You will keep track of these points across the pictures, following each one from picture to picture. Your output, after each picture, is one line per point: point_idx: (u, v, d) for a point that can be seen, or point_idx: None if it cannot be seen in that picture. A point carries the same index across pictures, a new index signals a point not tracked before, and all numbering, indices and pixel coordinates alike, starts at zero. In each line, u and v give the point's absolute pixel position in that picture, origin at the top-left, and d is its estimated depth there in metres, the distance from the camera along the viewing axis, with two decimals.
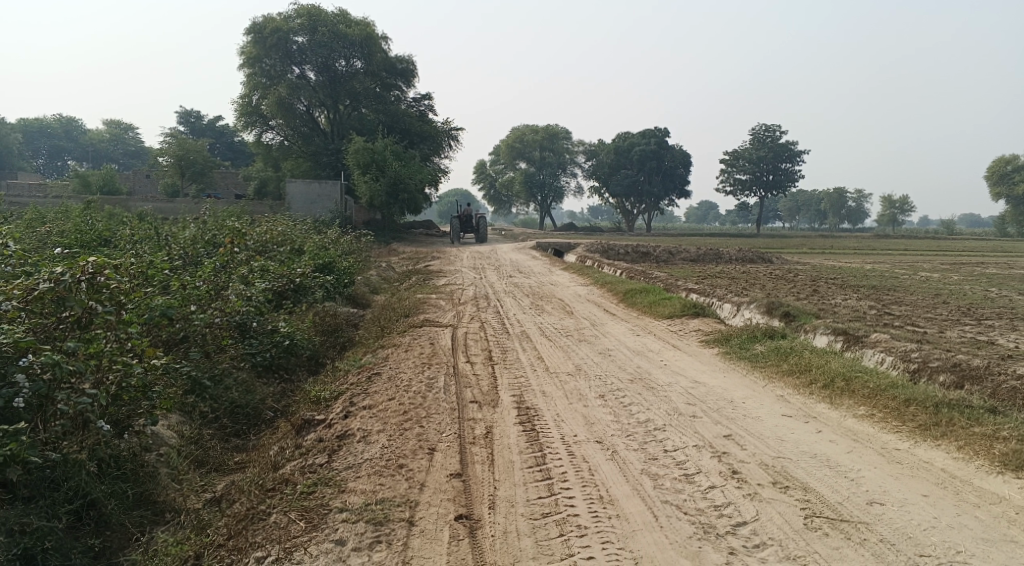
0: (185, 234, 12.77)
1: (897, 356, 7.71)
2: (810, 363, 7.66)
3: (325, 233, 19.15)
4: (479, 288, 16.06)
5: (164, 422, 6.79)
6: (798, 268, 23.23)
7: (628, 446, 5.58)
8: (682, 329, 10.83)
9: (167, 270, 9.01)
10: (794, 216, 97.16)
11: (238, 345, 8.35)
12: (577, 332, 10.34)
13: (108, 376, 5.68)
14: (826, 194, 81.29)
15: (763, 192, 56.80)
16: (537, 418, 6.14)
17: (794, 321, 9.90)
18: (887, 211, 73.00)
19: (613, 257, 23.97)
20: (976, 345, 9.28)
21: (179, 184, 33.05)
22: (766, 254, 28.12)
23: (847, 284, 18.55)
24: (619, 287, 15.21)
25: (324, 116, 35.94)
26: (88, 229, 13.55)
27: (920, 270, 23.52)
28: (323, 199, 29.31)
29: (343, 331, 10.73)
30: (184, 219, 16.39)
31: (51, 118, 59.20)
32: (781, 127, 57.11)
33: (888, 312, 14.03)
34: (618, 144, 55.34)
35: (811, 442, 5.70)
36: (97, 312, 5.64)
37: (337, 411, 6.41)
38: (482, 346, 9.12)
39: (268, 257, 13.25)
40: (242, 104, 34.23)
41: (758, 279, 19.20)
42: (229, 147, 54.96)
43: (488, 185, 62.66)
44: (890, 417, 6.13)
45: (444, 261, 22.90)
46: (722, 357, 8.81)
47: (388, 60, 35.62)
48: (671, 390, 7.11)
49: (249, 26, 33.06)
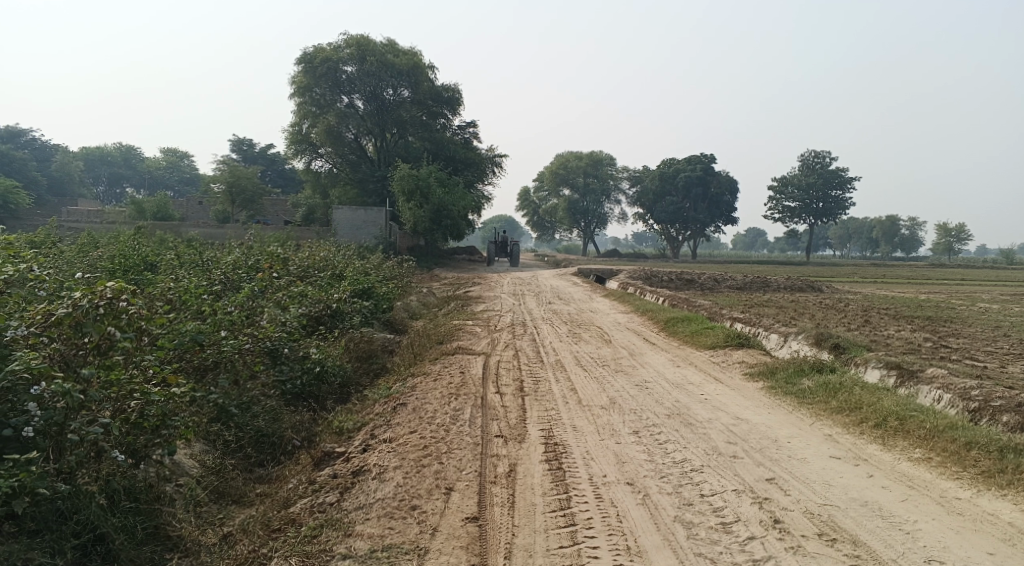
0: (226, 258, 12.84)
1: (956, 394, 7.19)
2: (861, 400, 7.18)
3: (367, 258, 19.17)
4: (517, 315, 15.82)
5: (186, 451, 6.68)
6: (849, 298, 22.46)
7: (660, 490, 5.23)
8: (724, 360, 10.41)
9: (203, 295, 8.99)
10: (845, 244, 94.84)
11: (268, 371, 8.22)
12: (615, 362, 9.98)
13: (127, 405, 5.61)
14: (878, 222, 79.24)
15: (812, 220, 55.54)
16: (564, 456, 5.83)
17: (843, 353, 9.39)
18: (943, 239, 70.61)
19: (657, 285, 23.53)
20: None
21: (230, 211, 33.68)
22: (815, 282, 27.29)
23: (901, 315, 17.79)
24: (660, 316, 14.80)
25: (371, 143, 36.37)
26: (135, 253, 13.73)
27: (978, 301, 22.50)
28: (368, 225, 29.54)
29: (377, 357, 10.57)
30: (229, 244, 16.55)
31: (111, 146, 61.26)
32: (830, 154, 56.00)
33: (945, 344, 13.36)
34: (663, 170, 54.90)
35: (861, 488, 5.25)
36: (115, 339, 5.55)
37: (357, 444, 6.20)
38: (514, 376, 8.83)
39: (307, 282, 13.24)
40: (292, 132, 34.95)
41: (806, 308, 18.55)
42: (279, 174, 56.19)
43: (532, 211, 62.64)
44: (948, 461, 5.65)
45: (485, 286, 22.77)
46: (766, 391, 8.36)
47: (434, 88, 35.94)
48: (709, 427, 6.71)
49: (300, 56, 33.79)
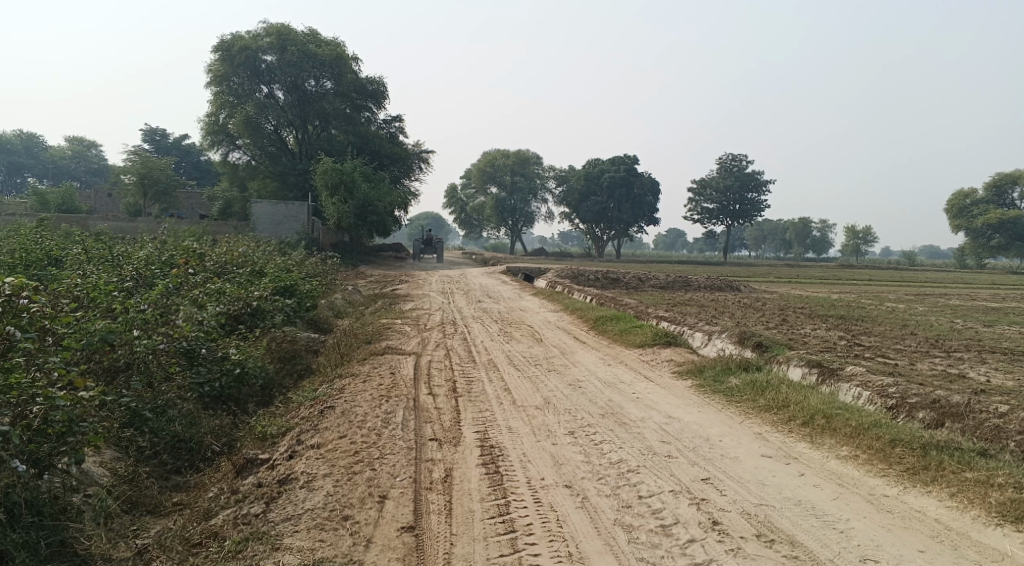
0: (138, 254, 12.13)
1: (875, 391, 7.43)
2: (787, 398, 7.32)
3: (289, 255, 18.55)
4: (446, 313, 15.59)
5: (94, 459, 6.22)
6: (766, 297, 23.18)
7: (599, 492, 5.16)
8: (653, 359, 10.48)
9: (113, 292, 8.44)
10: (760, 245, 98.40)
11: (184, 373, 7.76)
12: (546, 361, 9.90)
13: (30, 410, 5.18)
14: (791, 224, 82.41)
15: (730, 221, 57.27)
16: (501, 459, 5.70)
17: (767, 352, 9.60)
18: (851, 241, 73.97)
19: (583, 283, 23.71)
20: (951, 378, 9.04)
21: (142, 204, 32.13)
22: (734, 282, 28.03)
23: (816, 314, 18.46)
24: (588, 314, 14.86)
25: (292, 136, 35.34)
26: (36, 247, 12.84)
27: (885, 300, 23.57)
28: (290, 220, 28.68)
29: (301, 357, 10.18)
30: (141, 238, 15.69)
31: (11, 133, 57.48)
32: (748, 158, 57.85)
33: (857, 342, 13.91)
34: (588, 171, 55.53)
35: (795, 487, 5.32)
36: (15, 339, 5.11)
37: (283, 450, 5.89)
38: (445, 376, 8.64)
39: (226, 279, 12.66)
40: (209, 122, 33.59)
41: (727, 307, 19.01)
42: (196, 166, 54.02)
43: (458, 209, 62.32)
44: (874, 458, 5.80)
45: (412, 284, 22.42)
46: (695, 389, 8.44)
47: (359, 81, 35.20)
48: (644, 426, 6.70)
49: (216, 44, 32.47)
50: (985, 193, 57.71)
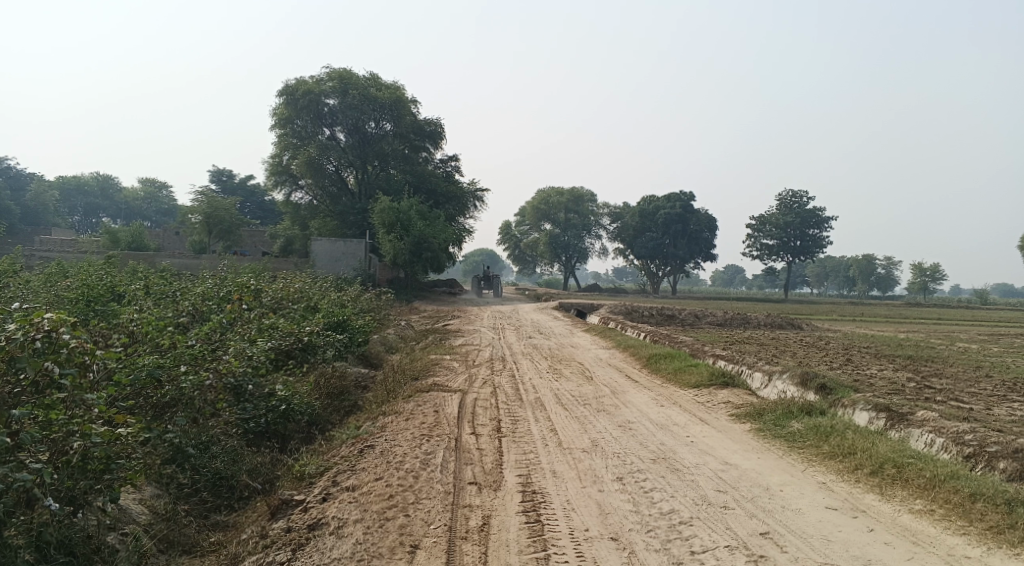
0: (195, 289, 12.32)
1: (949, 438, 6.89)
2: (854, 445, 6.84)
3: (344, 290, 18.69)
4: (496, 350, 15.40)
5: (135, 496, 6.17)
6: (829, 336, 22.29)
7: (647, 547, 4.83)
8: (710, 400, 10.04)
9: (166, 327, 8.52)
10: (822, 282, 95.86)
11: (230, 408, 7.73)
12: (596, 401, 9.57)
13: (68, 447, 5.20)
14: (854, 261, 80.03)
15: (790, 257, 55.86)
16: (543, 506, 5.41)
17: (830, 394, 9.08)
18: (918, 278, 71.19)
19: (637, 320, 23.26)
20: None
21: (207, 241, 33.09)
22: (795, 320, 27.12)
23: (883, 354, 17.59)
24: (641, 352, 14.45)
25: (352, 176, 36.05)
26: (100, 282, 13.20)
27: (956, 340, 22.42)
28: (347, 257, 29.07)
29: (349, 394, 10.08)
30: (201, 274, 16.03)
31: (88, 175, 60.43)
32: (808, 193, 56.54)
33: (928, 384, 13.15)
34: (643, 207, 55.11)
35: (863, 545, 4.90)
36: (55, 374, 5.11)
37: (318, 491, 5.73)
38: (491, 415, 8.39)
39: (280, 314, 12.76)
40: (272, 163, 34.57)
41: (787, 346, 18.31)
42: (259, 206, 55.70)
43: (512, 246, 62.51)
44: (951, 514, 5.31)
45: (464, 320, 22.39)
46: (754, 434, 8.00)
47: (416, 122, 35.84)
48: (697, 473, 6.32)
49: (281, 88, 33.54)
50: None
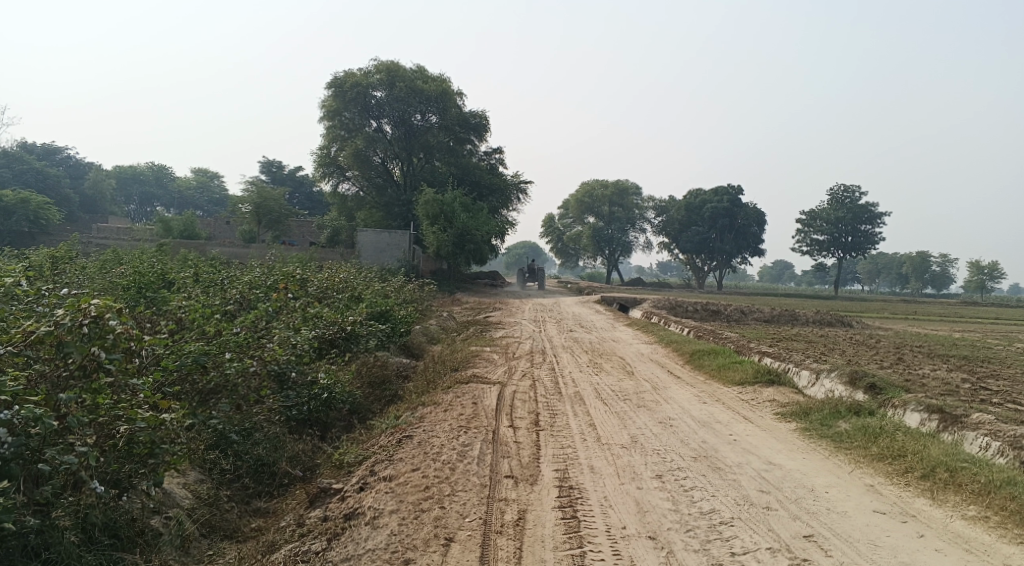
0: (243, 278, 12.53)
1: (1006, 442, 6.61)
2: (904, 447, 6.61)
3: (388, 281, 18.82)
4: (537, 342, 15.33)
5: (179, 480, 6.30)
6: (880, 334, 21.68)
7: (686, 546, 4.75)
8: (754, 397, 9.83)
9: (212, 315, 8.67)
10: (874, 279, 93.39)
11: (273, 396, 7.83)
12: (637, 396, 9.45)
13: (114, 430, 5.33)
14: (907, 258, 77.77)
15: (840, 253, 54.52)
16: (579, 501, 5.36)
17: (880, 395, 8.80)
18: (975, 277, 68.84)
19: (681, 315, 22.96)
20: None
21: (256, 231, 33.72)
22: (844, 317, 26.45)
23: (936, 354, 17.04)
24: (685, 348, 14.23)
25: (398, 168, 36.31)
26: (153, 269, 13.54)
27: (1015, 341, 21.61)
28: (392, 248, 29.31)
29: (390, 383, 10.14)
30: (250, 262, 16.33)
31: (144, 165, 62.10)
32: (860, 187, 55.05)
33: (984, 386, 12.67)
34: (689, 201, 54.35)
35: (912, 551, 4.73)
36: (101, 360, 5.22)
37: (356, 480, 5.76)
38: (530, 408, 8.34)
39: (324, 303, 12.90)
40: (320, 155, 35.00)
41: (836, 344, 17.86)
42: (307, 196, 56.56)
43: (556, 238, 62.31)
44: (1007, 522, 5.09)
45: (506, 312, 22.37)
46: (799, 433, 7.80)
47: (462, 115, 35.87)
48: (739, 472, 6.18)
49: (330, 81, 33.91)
50: None
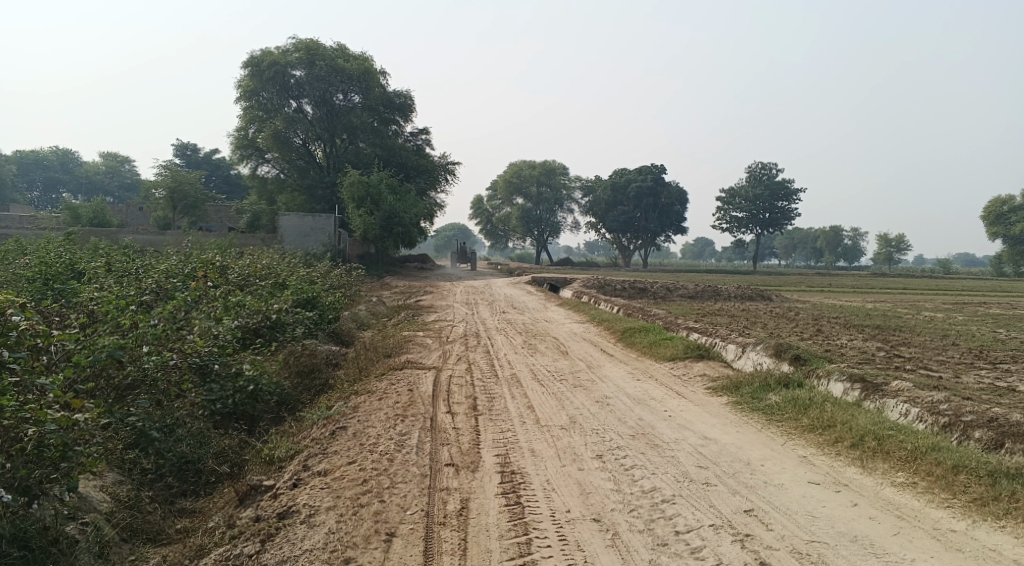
0: (159, 267, 11.90)
1: (925, 408, 6.88)
2: (833, 417, 6.79)
3: (314, 266, 18.28)
4: (470, 325, 15.19)
5: (95, 483, 5.90)
6: (799, 306, 22.45)
7: (631, 527, 4.73)
8: (685, 373, 9.98)
9: (127, 306, 8.17)
10: (791, 254, 96.86)
11: (196, 390, 7.44)
12: (571, 376, 9.44)
13: (23, 434, 4.96)
14: (821, 233, 80.95)
15: (759, 229, 56.27)
16: (522, 486, 5.28)
17: (805, 365, 9.05)
18: (883, 249, 72.26)
19: (610, 293, 23.20)
20: (1003, 393, 8.40)
21: (171, 217, 32.28)
22: (765, 291, 27.26)
23: (852, 324, 17.74)
24: (616, 326, 14.35)
25: (320, 149, 35.32)
26: (59, 258, 12.71)
27: (923, 309, 22.72)
28: (316, 233, 28.53)
29: (319, 371, 9.81)
30: (166, 249, 15.59)
31: (47, 149, 58.55)
32: (777, 165, 56.86)
33: (897, 353, 13.25)
34: (614, 180, 54.83)
35: (848, 520, 4.85)
36: (3, 358, 4.86)
37: (288, 476, 5.51)
38: (466, 393, 8.21)
39: (247, 291, 12.40)
40: (238, 136, 33.70)
41: (758, 317, 18.40)
42: (225, 180, 54.55)
43: (484, 220, 62.13)
44: (934, 486, 5.27)
45: (437, 295, 22.10)
46: (731, 407, 7.93)
47: (386, 94, 35.14)
48: (678, 449, 6.21)
49: (246, 59, 32.57)
50: None
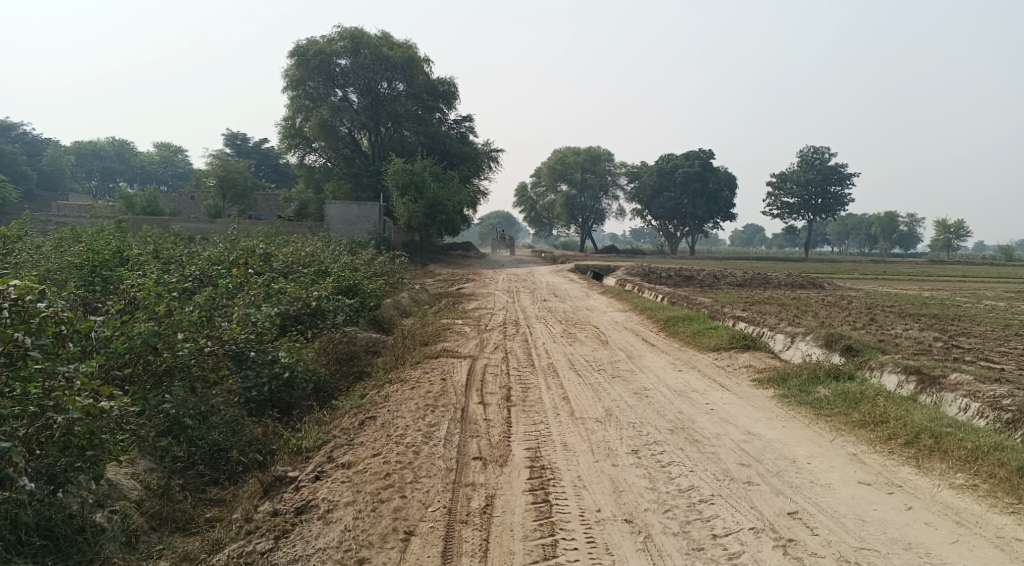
0: (204, 254, 11.95)
1: (986, 402, 6.45)
2: (886, 412, 6.40)
3: (358, 254, 18.29)
4: (510, 313, 15.00)
5: (126, 470, 5.89)
6: (852, 294, 21.69)
7: (665, 529, 4.48)
8: (731, 363, 9.64)
9: (167, 293, 8.18)
10: (844, 240, 94.23)
11: (232, 377, 7.40)
12: (612, 366, 9.16)
13: (50, 422, 4.97)
14: (876, 218, 78.45)
15: (811, 216, 54.78)
16: (551, 482, 5.08)
17: (857, 357, 8.62)
18: (941, 236, 69.67)
19: (655, 281, 22.80)
20: None
21: (221, 205, 32.80)
22: (817, 279, 26.42)
23: (907, 313, 17.04)
24: (659, 314, 14.01)
25: (366, 138, 35.47)
26: (109, 245, 12.92)
27: (984, 298, 21.67)
28: (362, 221, 28.69)
29: (357, 360, 9.75)
30: (212, 238, 15.73)
31: (104, 140, 60.11)
32: (830, 149, 55.16)
33: (956, 344, 12.62)
34: (661, 166, 53.98)
35: (902, 525, 4.53)
36: (26, 345, 4.89)
37: (312, 468, 5.41)
38: (501, 383, 8.02)
39: (289, 279, 12.41)
40: (286, 126, 34.02)
41: (809, 306, 17.77)
42: (274, 169, 55.33)
43: (529, 207, 61.86)
44: (997, 490, 4.89)
45: (479, 283, 22.01)
46: (778, 401, 7.58)
47: (430, 82, 35.03)
48: (718, 445, 5.92)
49: (292, 49, 32.80)
50: None
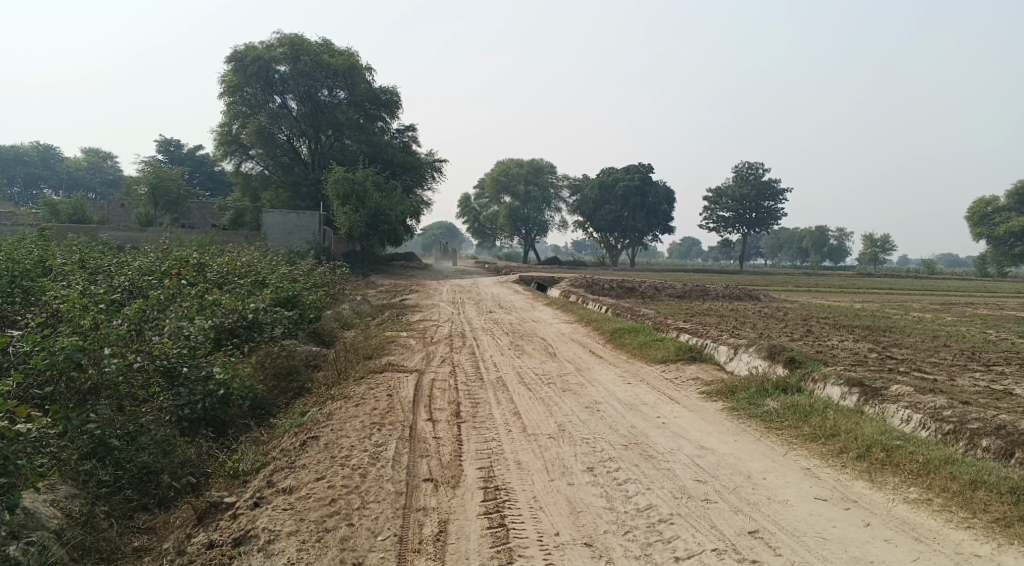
0: (134, 264, 11.34)
1: (928, 414, 6.52)
2: (836, 425, 6.40)
3: (297, 264, 17.76)
4: (455, 325, 14.74)
5: (45, 497, 5.42)
6: (787, 306, 22.19)
7: (626, 554, 4.35)
8: (678, 376, 9.61)
9: (93, 305, 7.63)
10: (777, 253, 97.11)
11: (163, 394, 6.93)
12: (561, 379, 9.01)
13: None
14: (807, 232, 81.03)
15: (745, 229, 56.16)
16: (506, 503, 4.89)
17: (800, 368, 8.67)
18: (868, 249, 72.26)
19: (598, 293, 22.84)
20: (999, 396, 8.09)
21: (153, 214, 31.54)
22: (753, 291, 26.97)
23: (840, 324, 17.46)
24: (605, 326, 13.98)
25: (305, 146, 34.75)
26: (30, 253, 12.17)
27: (911, 310, 22.44)
28: (301, 230, 27.95)
29: (297, 374, 9.34)
30: (143, 247, 15.02)
31: (28, 144, 57.17)
32: (763, 165, 56.73)
33: (889, 355, 12.95)
34: (602, 179, 54.55)
35: (862, 543, 4.53)
36: None
37: (250, 493, 5.06)
38: (448, 398, 7.77)
39: (225, 290, 11.88)
40: (222, 133, 33.07)
41: (747, 317, 18.03)
42: (209, 177, 53.78)
43: (472, 218, 61.61)
44: (951, 504, 4.92)
45: (423, 294, 21.69)
46: (728, 414, 7.54)
47: (372, 91, 34.55)
48: (674, 461, 5.81)
49: (229, 54, 31.88)
50: (1007, 200, 54.41)
